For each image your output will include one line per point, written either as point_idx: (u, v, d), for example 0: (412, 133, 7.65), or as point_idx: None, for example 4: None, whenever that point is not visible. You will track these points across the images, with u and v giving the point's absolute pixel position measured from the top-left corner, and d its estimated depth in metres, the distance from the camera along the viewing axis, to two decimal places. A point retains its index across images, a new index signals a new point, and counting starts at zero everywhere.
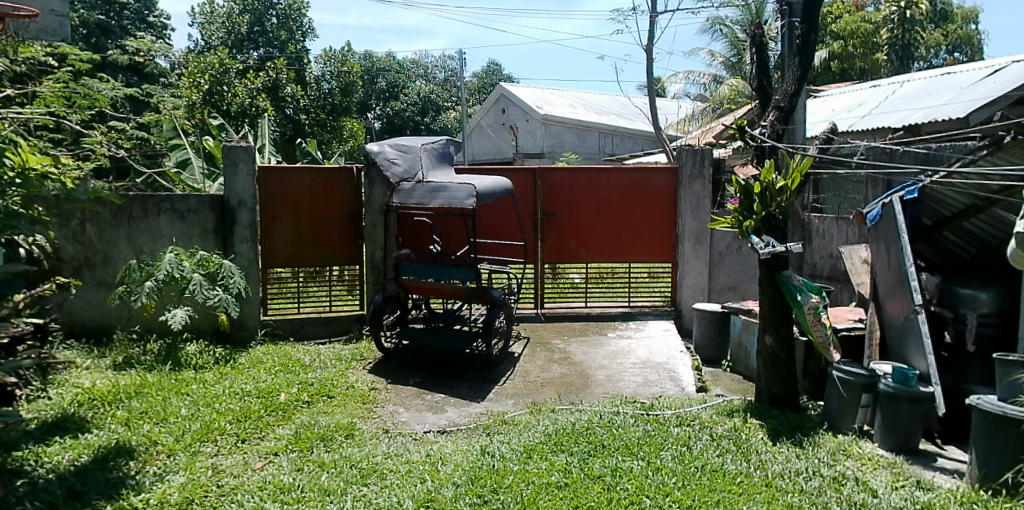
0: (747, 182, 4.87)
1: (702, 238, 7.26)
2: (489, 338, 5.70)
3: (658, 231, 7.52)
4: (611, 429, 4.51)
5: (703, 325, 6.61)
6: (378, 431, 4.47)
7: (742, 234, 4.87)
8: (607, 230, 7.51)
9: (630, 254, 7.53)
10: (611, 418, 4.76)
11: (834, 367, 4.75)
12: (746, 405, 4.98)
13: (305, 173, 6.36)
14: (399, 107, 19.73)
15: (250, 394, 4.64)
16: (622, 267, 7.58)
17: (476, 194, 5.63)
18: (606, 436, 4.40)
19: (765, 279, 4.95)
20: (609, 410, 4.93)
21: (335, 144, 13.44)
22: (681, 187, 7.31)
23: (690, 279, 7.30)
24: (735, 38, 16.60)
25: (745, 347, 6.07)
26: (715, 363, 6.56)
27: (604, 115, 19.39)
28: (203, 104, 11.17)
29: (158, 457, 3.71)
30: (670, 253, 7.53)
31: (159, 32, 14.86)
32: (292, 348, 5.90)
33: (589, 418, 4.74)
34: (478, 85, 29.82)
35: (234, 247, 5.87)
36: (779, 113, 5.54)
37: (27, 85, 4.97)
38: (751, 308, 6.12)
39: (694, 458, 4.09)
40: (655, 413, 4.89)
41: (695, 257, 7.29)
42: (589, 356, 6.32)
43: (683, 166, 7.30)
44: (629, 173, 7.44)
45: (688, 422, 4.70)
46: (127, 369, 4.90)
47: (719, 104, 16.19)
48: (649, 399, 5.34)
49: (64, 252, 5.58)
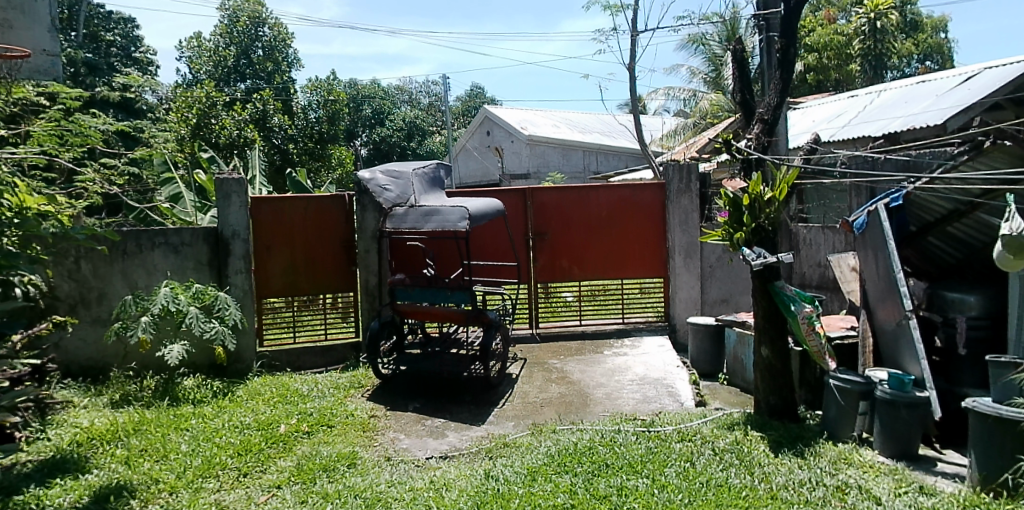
0: (735, 194, 4.90)
1: (693, 252, 7.29)
2: (487, 360, 5.68)
3: (649, 247, 7.55)
4: (614, 448, 4.48)
5: (698, 339, 6.59)
6: (381, 459, 4.43)
7: (733, 246, 4.90)
8: (599, 248, 7.54)
9: (622, 271, 7.56)
10: (613, 436, 4.73)
11: (829, 376, 4.77)
12: (746, 417, 4.97)
13: (297, 202, 6.35)
14: (385, 133, 19.78)
15: (250, 427, 4.60)
16: (614, 284, 7.59)
17: (469, 217, 5.67)
18: (609, 455, 4.37)
19: (759, 291, 4.97)
20: (610, 429, 4.90)
21: (324, 172, 13.45)
22: (669, 202, 7.36)
23: (684, 294, 7.31)
24: (714, 54, 16.82)
25: (741, 360, 6.08)
26: (712, 377, 6.53)
27: (589, 134, 19.54)
28: (192, 137, 11.19)
29: (161, 495, 3.65)
30: (661, 268, 7.56)
31: (144, 67, 14.89)
32: (289, 378, 5.85)
33: (591, 437, 4.71)
34: (462, 108, 30.02)
35: (229, 279, 5.83)
36: (764, 126, 5.57)
37: (20, 126, 4.97)
38: (744, 320, 6.14)
39: (698, 474, 4.07)
40: (656, 430, 4.86)
41: (687, 271, 7.30)
42: (587, 375, 6.30)
43: (670, 182, 7.36)
44: (618, 190, 7.47)
45: (689, 437, 4.68)
46: (125, 406, 4.84)
47: (701, 119, 16.36)
48: (649, 415, 5.31)
49: (59, 291, 5.52)
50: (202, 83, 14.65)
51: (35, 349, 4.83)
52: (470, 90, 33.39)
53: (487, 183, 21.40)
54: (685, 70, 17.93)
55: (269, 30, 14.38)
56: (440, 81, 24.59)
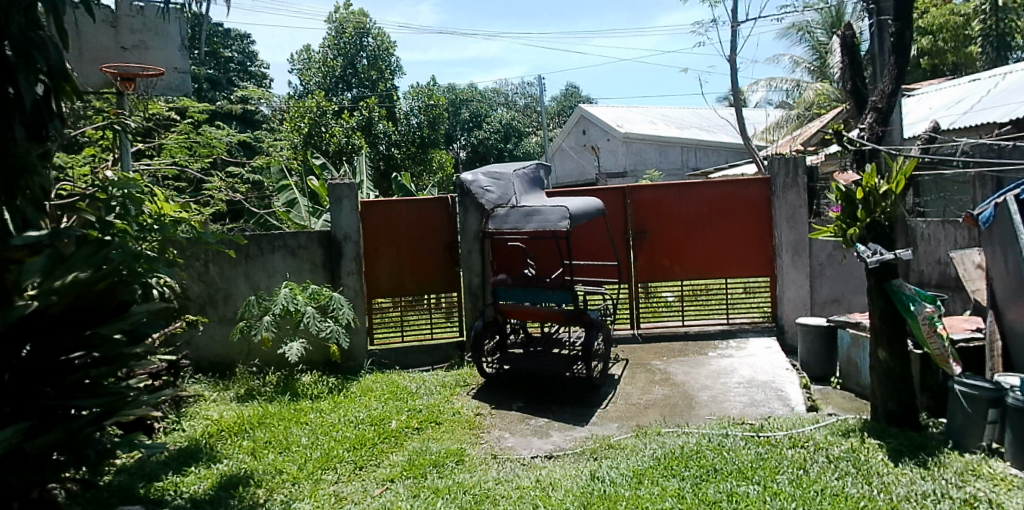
0: (848, 188, 4.62)
1: (801, 249, 6.95)
2: (589, 361, 5.63)
3: (753, 244, 7.26)
4: (722, 452, 4.33)
5: (808, 341, 6.26)
6: (487, 457, 4.49)
7: (846, 243, 4.61)
8: (701, 246, 7.31)
9: (725, 270, 7.30)
10: (721, 440, 4.57)
11: (953, 381, 4.45)
12: (862, 424, 4.67)
13: (402, 205, 6.55)
14: (483, 135, 20.04)
15: (363, 422, 4.77)
16: (717, 283, 7.35)
17: (570, 216, 5.63)
18: (718, 460, 4.22)
19: (873, 289, 4.65)
20: (718, 432, 4.74)
21: (426, 175, 13.76)
22: (775, 197, 7.05)
23: (791, 293, 6.96)
24: (818, 42, 16.02)
25: (855, 363, 5.73)
26: (824, 381, 6.19)
27: (686, 129, 19.04)
28: (304, 145, 11.77)
29: (284, 485, 3.83)
30: (767, 266, 7.25)
31: (259, 81, 15.80)
32: (397, 375, 6.03)
33: (698, 441, 4.57)
34: (557, 108, 30.04)
35: (341, 280, 6.08)
36: (877, 115, 5.23)
37: (156, 139, 5.37)
38: (858, 321, 5.79)
39: (812, 482, 3.87)
40: (766, 435, 4.66)
41: (794, 270, 6.96)
42: (691, 376, 6.13)
43: (776, 176, 7.04)
44: (720, 186, 7.23)
45: (802, 443, 4.45)
46: (250, 400, 5.14)
47: (805, 110, 15.62)
48: (758, 420, 5.10)
49: (191, 292, 5.93)
50: (312, 93, 15.37)
51: (173, 345, 5.21)
52: (565, 90, 33.35)
53: (584, 182, 21.28)
54: (787, 59, 17.14)
55: (373, 40, 14.92)
56: (536, 81, 24.71)
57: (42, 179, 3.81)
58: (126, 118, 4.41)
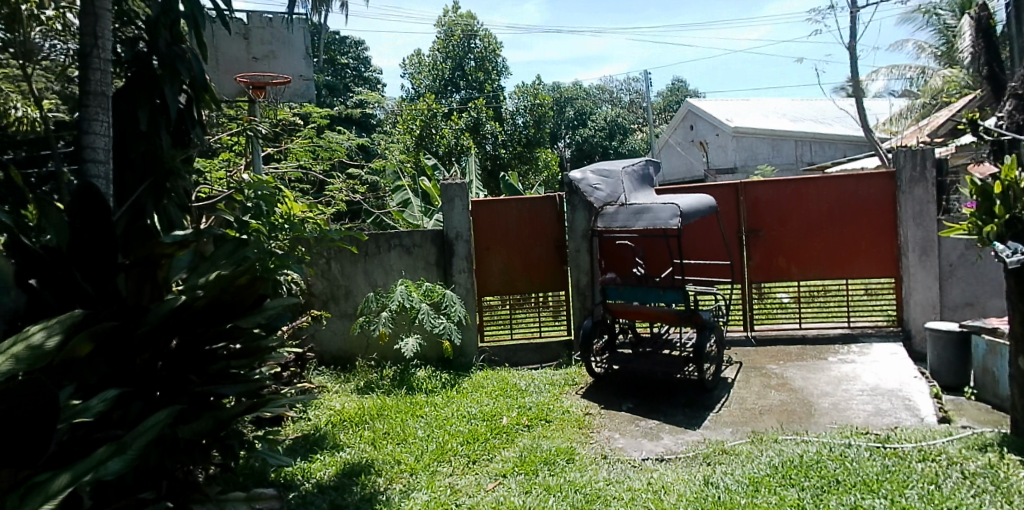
0: (985, 182, 4.22)
1: (930, 249, 6.45)
2: (701, 363, 5.46)
3: (877, 243, 6.81)
4: (845, 463, 4.09)
5: (938, 346, 5.81)
6: (598, 457, 4.45)
7: (983, 241, 4.21)
8: (819, 245, 6.94)
9: (845, 270, 6.89)
10: (843, 450, 4.32)
11: None
12: (1002, 438, 4.26)
13: (512, 204, 6.60)
14: (588, 133, 19.93)
15: (476, 417, 4.86)
16: (836, 285, 6.95)
17: (681, 214, 5.48)
18: (840, 471, 3.98)
19: (1014, 291, 4.24)
20: (840, 442, 4.48)
21: (532, 174, 13.82)
22: (901, 192, 6.58)
23: (919, 295, 6.48)
24: (946, 26, 14.79)
25: (993, 372, 5.24)
26: (958, 391, 5.70)
27: (800, 122, 18.14)
28: (416, 147, 12.14)
29: (402, 475, 3.95)
30: (893, 267, 6.77)
31: (373, 85, 16.46)
32: (507, 373, 6.09)
33: (818, 450, 4.33)
34: (663, 104, 29.43)
35: (454, 277, 6.22)
36: (1018, 101, 4.69)
37: (282, 144, 5.69)
38: (996, 327, 5.30)
39: (945, 499, 3.58)
40: (894, 446, 4.35)
41: (922, 270, 6.47)
42: (810, 382, 5.82)
43: (901, 170, 6.58)
44: (840, 181, 6.84)
45: (934, 457, 4.12)
46: (369, 392, 5.35)
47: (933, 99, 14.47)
48: (884, 430, 4.77)
49: (315, 288, 6.25)
50: (423, 96, 15.83)
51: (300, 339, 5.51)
52: (671, 85, 32.61)
53: (692, 179, 20.72)
54: (911, 45, 15.93)
55: (480, 42, 15.18)
56: (642, 77, 24.33)
57: (186, 182, 4.13)
58: (257, 124, 4.70)
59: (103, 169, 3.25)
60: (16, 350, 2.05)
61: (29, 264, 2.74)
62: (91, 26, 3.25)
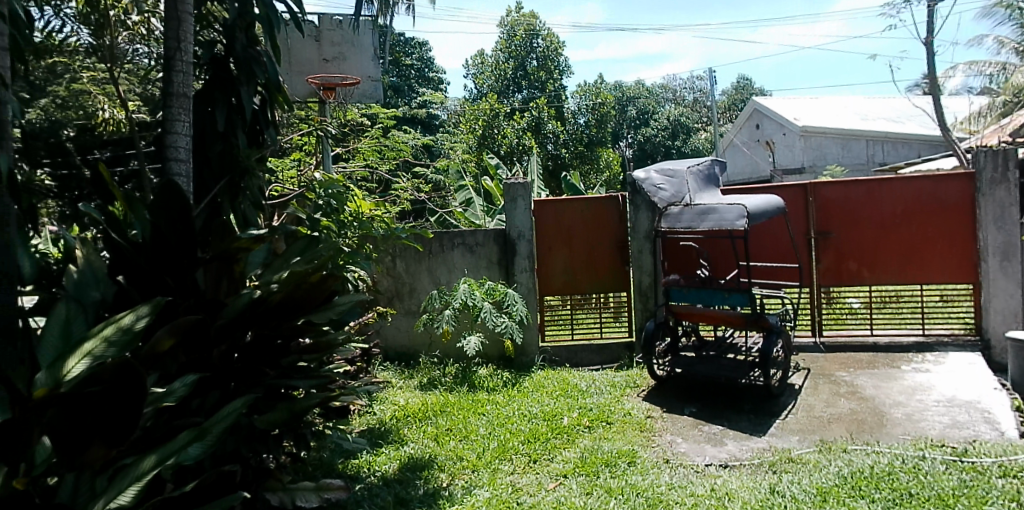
0: None
1: (1012, 254, 6.12)
2: (767, 368, 5.30)
3: (954, 247, 6.48)
4: (920, 476, 3.90)
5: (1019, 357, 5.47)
6: (660, 461, 4.38)
7: None
8: (891, 249, 6.65)
9: (920, 275, 6.59)
10: (917, 463, 4.12)
11: None
12: None
13: (575, 203, 6.58)
14: (650, 133, 19.68)
15: (537, 416, 4.86)
16: (910, 291, 6.66)
17: (747, 214, 5.36)
18: (914, 484, 3.81)
19: None
20: (914, 454, 4.28)
21: (593, 174, 13.72)
22: (980, 194, 6.26)
23: (999, 303, 6.15)
24: None
25: None
26: None
27: (872, 121, 17.45)
28: (478, 147, 12.24)
29: (465, 471, 3.98)
30: (971, 273, 6.44)
31: (436, 86, 16.68)
32: (568, 373, 6.06)
33: (890, 462, 4.15)
34: (728, 102, 28.81)
35: (516, 277, 6.23)
36: None
37: (350, 144, 5.82)
38: None
39: None
40: (972, 461, 4.13)
41: (1003, 276, 6.15)
42: (882, 391, 5.59)
43: (981, 170, 6.26)
44: (915, 182, 6.55)
45: (1016, 473, 3.89)
46: (432, 388, 5.42)
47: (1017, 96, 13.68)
48: (961, 443, 4.53)
49: (381, 285, 6.37)
50: (485, 96, 15.95)
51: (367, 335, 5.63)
52: (735, 83, 31.87)
53: (757, 180, 20.21)
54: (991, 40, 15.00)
55: (543, 41, 15.17)
56: (706, 76, 23.87)
57: (260, 181, 4.25)
58: (327, 125, 4.81)
59: (184, 168, 3.39)
60: (107, 334, 2.12)
61: (119, 259, 2.92)
62: (174, 30, 3.39)
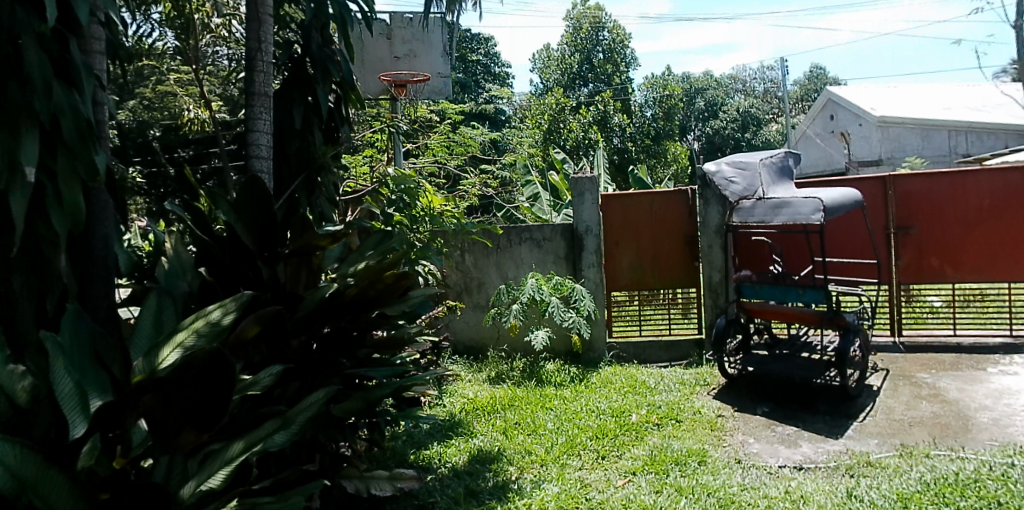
0: None
1: None
2: (844, 368, 5.10)
3: None
4: (1010, 485, 3.68)
5: None
6: (731, 461, 4.28)
7: None
8: (978, 246, 6.33)
9: (1008, 273, 6.30)
10: (1007, 471, 3.89)
11: None
12: None
13: (643, 198, 6.49)
14: (719, 125, 19.22)
15: (605, 413, 4.83)
16: (996, 289, 6.38)
17: (824, 209, 5.17)
18: (1004, 492, 3.60)
19: None
20: (1003, 461, 4.04)
21: (660, 168, 13.50)
22: None
23: None
24: None
25: None
26: None
27: (957, 109, 16.56)
28: (544, 141, 12.24)
29: (533, 465, 3.99)
30: None
31: (502, 81, 16.76)
32: (636, 370, 6.00)
33: (977, 469, 3.93)
34: (800, 92, 27.87)
35: (583, 272, 6.20)
36: None
37: (420, 139, 5.89)
38: None
39: None
40: None
41: None
42: (967, 394, 5.31)
43: None
44: (1004, 175, 6.28)
45: None
46: (500, 382, 5.46)
47: None
48: None
49: (450, 280, 6.45)
50: (551, 90, 15.91)
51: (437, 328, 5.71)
52: (808, 73, 30.79)
53: (831, 172, 19.48)
54: None
55: (609, 33, 15.00)
56: (778, 65, 23.14)
57: (335, 176, 4.36)
58: (398, 121, 4.89)
59: (265, 165, 3.51)
60: (198, 326, 2.22)
61: (204, 253, 3.08)
62: (256, 31, 3.50)
